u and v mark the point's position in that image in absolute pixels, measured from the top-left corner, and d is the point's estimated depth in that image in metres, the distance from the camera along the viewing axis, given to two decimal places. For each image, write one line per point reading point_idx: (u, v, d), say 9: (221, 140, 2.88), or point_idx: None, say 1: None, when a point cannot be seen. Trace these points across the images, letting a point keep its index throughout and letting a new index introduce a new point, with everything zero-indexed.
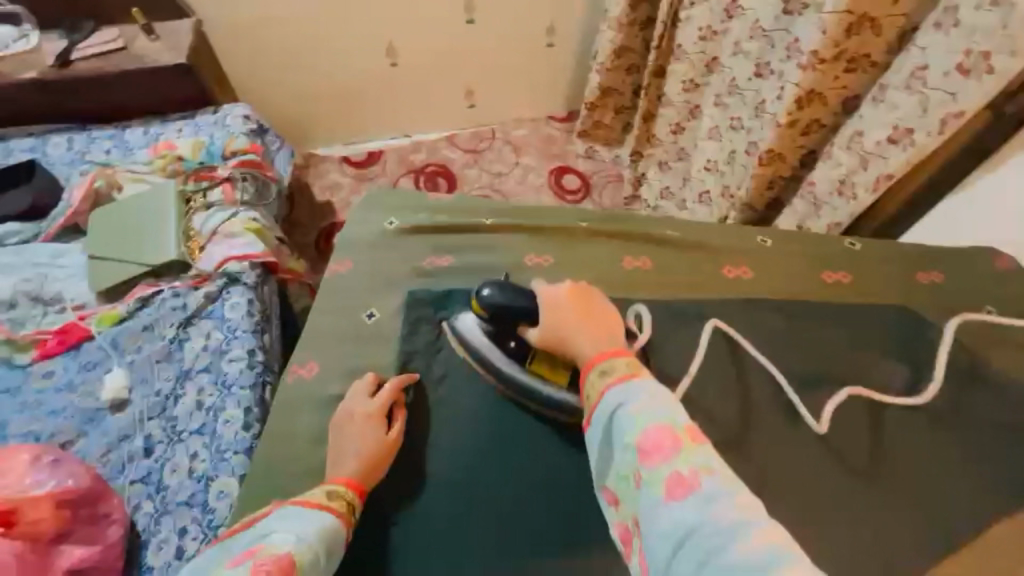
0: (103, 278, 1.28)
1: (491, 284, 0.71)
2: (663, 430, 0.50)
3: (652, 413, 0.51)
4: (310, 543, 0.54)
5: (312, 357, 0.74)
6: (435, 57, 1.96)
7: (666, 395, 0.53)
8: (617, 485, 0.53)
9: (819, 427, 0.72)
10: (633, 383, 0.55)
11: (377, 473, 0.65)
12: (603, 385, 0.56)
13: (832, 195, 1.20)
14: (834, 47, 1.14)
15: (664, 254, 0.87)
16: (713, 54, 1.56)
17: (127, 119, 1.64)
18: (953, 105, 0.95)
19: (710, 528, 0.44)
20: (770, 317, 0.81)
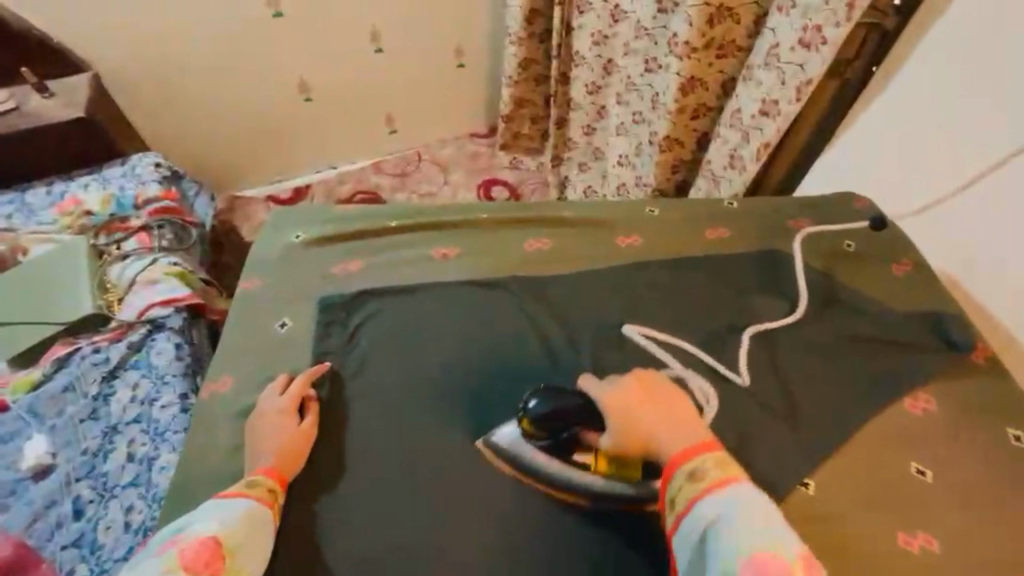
0: (12, 344, 1.22)
1: (536, 399, 0.68)
2: (778, 556, 0.52)
3: (755, 538, 0.53)
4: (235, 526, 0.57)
5: (227, 372, 0.75)
6: (349, 88, 2.00)
7: (767, 515, 0.55)
8: None
9: (744, 380, 0.76)
10: (726, 493, 0.57)
11: (297, 464, 0.67)
12: (693, 492, 0.58)
13: (727, 169, 1.31)
14: (701, 37, 1.27)
15: (566, 233, 0.93)
16: (607, 57, 1.68)
17: (25, 180, 1.57)
18: (803, 74, 1.08)
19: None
20: (659, 277, 0.87)
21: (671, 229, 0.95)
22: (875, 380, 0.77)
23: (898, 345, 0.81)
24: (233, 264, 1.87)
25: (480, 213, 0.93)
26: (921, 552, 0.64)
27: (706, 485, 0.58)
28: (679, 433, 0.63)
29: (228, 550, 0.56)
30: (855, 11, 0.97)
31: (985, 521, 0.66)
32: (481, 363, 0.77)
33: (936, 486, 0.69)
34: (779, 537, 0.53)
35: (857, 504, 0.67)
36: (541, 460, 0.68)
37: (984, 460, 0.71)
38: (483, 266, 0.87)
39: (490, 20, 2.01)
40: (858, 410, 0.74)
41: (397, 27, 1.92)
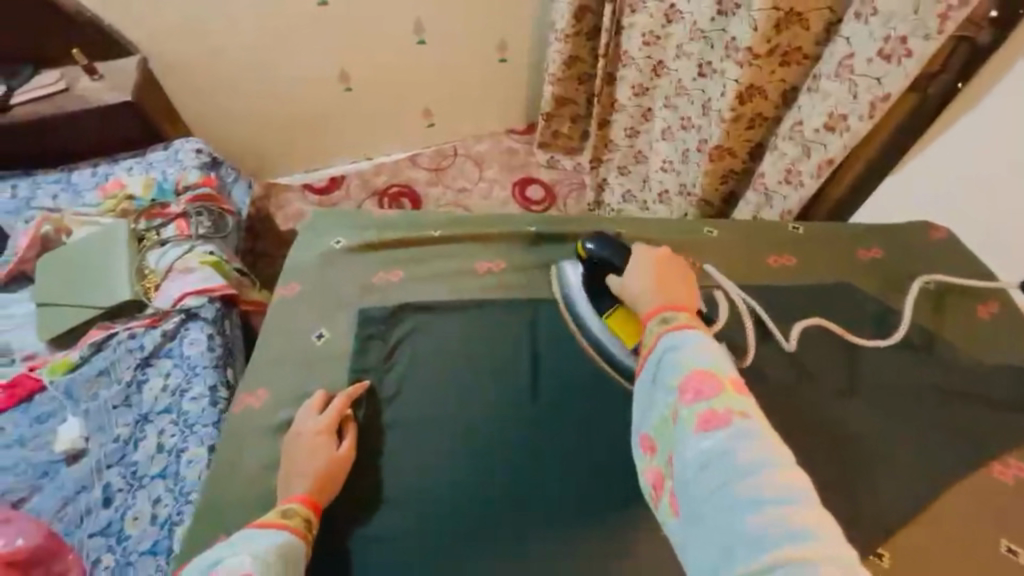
0: (54, 325, 1.24)
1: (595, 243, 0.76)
2: (706, 373, 0.54)
3: (698, 361, 0.56)
4: (266, 564, 0.53)
5: (259, 384, 0.73)
6: (389, 79, 1.97)
7: (709, 342, 0.57)
8: (649, 426, 0.58)
9: (790, 345, 0.80)
10: (681, 328, 0.59)
11: (331, 490, 0.64)
12: (655, 331, 0.61)
13: (782, 184, 1.22)
14: (766, 43, 1.19)
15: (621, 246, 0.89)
16: (659, 58, 1.61)
17: (73, 161, 1.59)
18: (879, 89, 0.99)
19: (738, 462, 0.49)
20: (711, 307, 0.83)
21: (730, 254, 0.90)
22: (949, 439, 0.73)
23: (966, 395, 0.77)
24: (268, 251, 1.88)
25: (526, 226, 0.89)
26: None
27: (670, 326, 0.60)
28: (674, 300, 0.64)
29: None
30: (948, 23, 0.88)
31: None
32: (524, 390, 0.74)
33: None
34: (714, 360, 0.56)
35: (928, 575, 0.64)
36: (576, 311, 0.78)
37: None
38: (526, 283, 0.83)
39: (536, 14, 1.95)
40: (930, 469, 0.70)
41: (441, 20, 1.88)
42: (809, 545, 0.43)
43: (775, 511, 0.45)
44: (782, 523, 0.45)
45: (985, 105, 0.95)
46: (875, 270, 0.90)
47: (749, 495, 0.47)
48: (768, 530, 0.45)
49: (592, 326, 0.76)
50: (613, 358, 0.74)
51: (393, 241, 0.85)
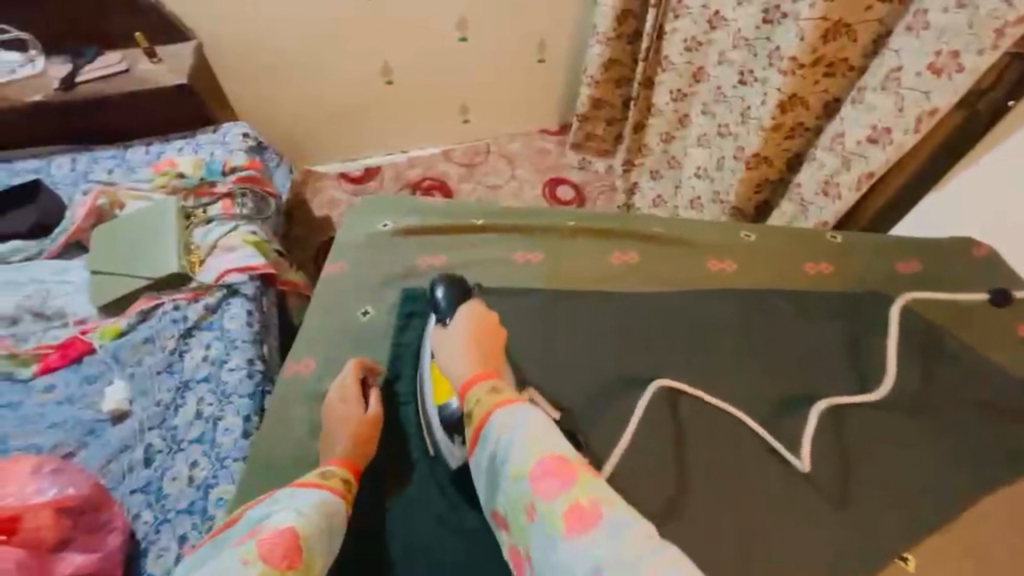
0: (105, 293, 1.31)
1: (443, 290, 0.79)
2: (555, 457, 0.58)
3: (545, 446, 0.59)
4: (310, 518, 0.58)
5: (309, 356, 0.80)
6: (428, 74, 2.01)
7: (543, 424, 0.62)
8: (508, 515, 0.60)
9: (804, 465, 0.75)
10: (513, 408, 0.63)
11: (362, 453, 0.71)
12: (489, 405, 0.65)
13: (819, 196, 1.22)
14: (812, 53, 1.19)
15: (551, 334, 0.83)
16: (699, 65, 1.61)
17: (128, 138, 1.67)
18: (927, 103, 0.99)
19: (600, 553, 0.50)
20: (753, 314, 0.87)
21: (763, 254, 0.96)
22: None
23: (986, 407, 0.81)
24: (303, 236, 1.94)
25: (563, 222, 0.95)
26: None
27: (498, 399, 0.65)
28: (481, 364, 0.70)
29: (303, 543, 0.55)
30: (1004, 39, 0.87)
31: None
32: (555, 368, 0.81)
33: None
34: (554, 444, 0.59)
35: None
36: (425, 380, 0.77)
37: None
38: (569, 276, 0.90)
39: (577, 16, 1.97)
40: None
41: (484, 18, 1.91)
42: None
43: None
44: None
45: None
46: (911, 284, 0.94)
47: None
48: None
49: (423, 376, 0.78)
50: (429, 417, 0.76)
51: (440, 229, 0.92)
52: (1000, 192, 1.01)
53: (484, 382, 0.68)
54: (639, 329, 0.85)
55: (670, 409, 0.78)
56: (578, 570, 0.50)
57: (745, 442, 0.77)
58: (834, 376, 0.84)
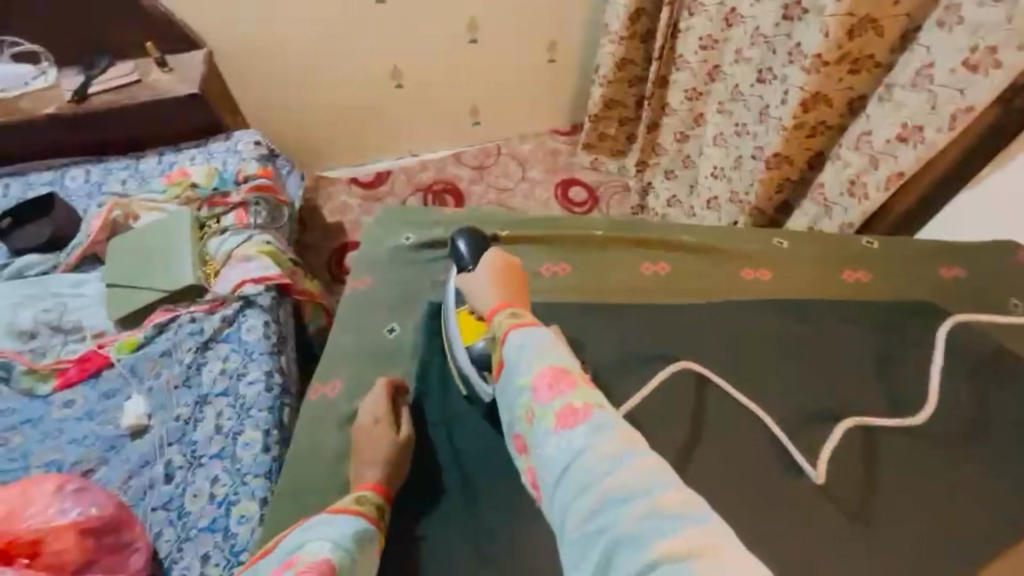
0: (121, 306, 1.30)
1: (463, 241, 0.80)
2: (563, 369, 0.58)
3: (551, 357, 0.60)
4: (345, 550, 0.57)
5: (335, 375, 0.80)
6: (438, 77, 1.99)
7: (556, 340, 0.62)
8: (513, 425, 0.61)
9: (818, 477, 0.72)
10: (530, 326, 0.64)
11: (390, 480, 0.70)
12: (506, 326, 0.65)
13: (843, 196, 1.19)
14: (837, 49, 1.15)
15: (579, 337, 0.83)
16: (715, 63, 1.58)
17: (140, 148, 1.66)
18: (962, 101, 0.95)
19: (599, 456, 0.51)
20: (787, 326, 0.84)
21: (794, 264, 0.94)
22: None
23: None
24: (315, 242, 1.93)
25: (591, 231, 0.94)
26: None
27: (515, 323, 0.65)
28: (506, 297, 0.70)
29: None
30: None
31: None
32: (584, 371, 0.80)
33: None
34: (566, 358, 0.60)
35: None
36: (452, 346, 0.79)
37: None
38: (598, 287, 0.89)
39: (587, 15, 1.94)
40: None
41: (494, 19, 1.89)
42: (687, 523, 0.45)
43: (642, 505, 0.47)
44: (654, 517, 0.46)
45: None
46: (949, 289, 0.92)
47: (613, 488, 0.49)
48: (638, 517, 0.46)
49: (449, 324, 0.80)
50: (459, 366, 0.77)
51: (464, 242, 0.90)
52: None
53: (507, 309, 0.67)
54: (669, 342, 0.83)
55: (708, 425, 0.76)
56: (571, 462, 0.52)
57: (785, 463, 0.74)
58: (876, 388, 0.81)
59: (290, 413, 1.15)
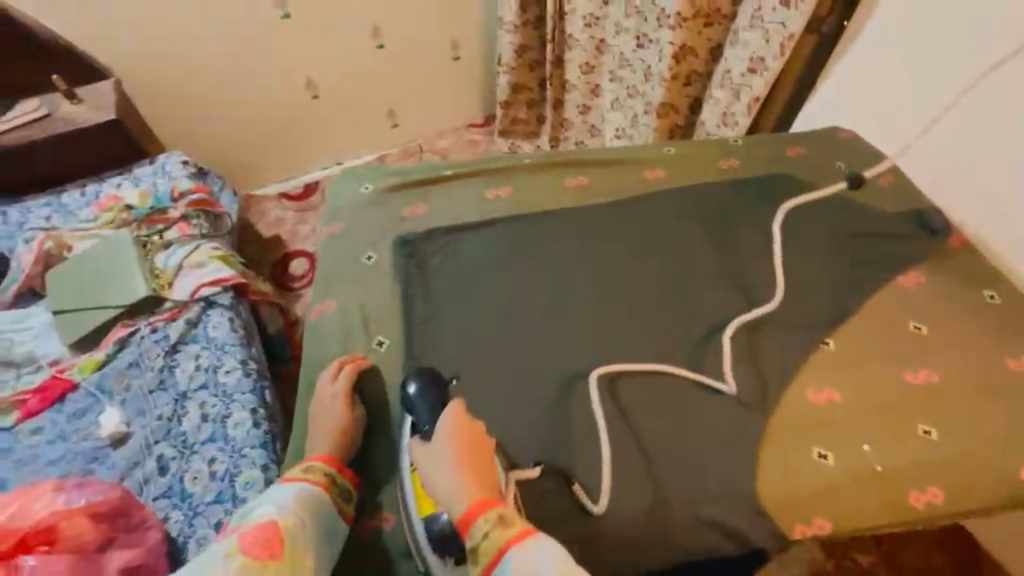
0: (75, 330, 1.30)
1: (412, 385, 0.72)
2: None
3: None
4: (290, 512, 0.67)
5: (328, 297, 0.86)
6: (352, 83, 2.09)
7: (571, 561, 0.57)
8: None
9: (732, 390, 0.75)
10: (538, 542, 0.59)
11: (340, 446, 0.74)
12: (500, 543, 0.59)
13: (720, 127, 1.44)
14: (691, 6, 1.40)
15: (528, 244, 0.89)
16: (600, 38, 1.82)
17: (59, 184, 1.64)
18: (784, 31, 1.22)
19: None
20: (702, 196, 0.96)
21: (694, 152, 1.04)
22: (881, 264, 0.87)
23: None
24: (257, 257, 1.95)
25: (520, 159, 1.01)
26: (923, 384, 0.75)
27: (508, 534, 0.59)
28: (472, 484, 0.63)
29: (283, 534, 0.66)
30: None
31: (969, 361, 0.77)
32: (541, 270, 0.87)
33: (931, 338, 0.79)
34: None
35: (866, 353, 0.78)
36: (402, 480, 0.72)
37: (988, 321, 0.81)
38: (531, 200, 0.96)
39: (482, 12, 2.13)
40: (872, 282, 0.86)
41: (397, 24, 2.04)
42: None
43: None
44: None
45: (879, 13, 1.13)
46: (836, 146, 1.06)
47: None
48: None
49: (404, 483, 0.72)
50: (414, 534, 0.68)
51: (422, 181, 0.98)
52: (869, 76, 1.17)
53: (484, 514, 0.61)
54: (599, 236, 0.91)
55: (649, 294, 0.85)
56: None
57: None
58: (789, 237, 0.91)
59: (273, 392, 1.22)
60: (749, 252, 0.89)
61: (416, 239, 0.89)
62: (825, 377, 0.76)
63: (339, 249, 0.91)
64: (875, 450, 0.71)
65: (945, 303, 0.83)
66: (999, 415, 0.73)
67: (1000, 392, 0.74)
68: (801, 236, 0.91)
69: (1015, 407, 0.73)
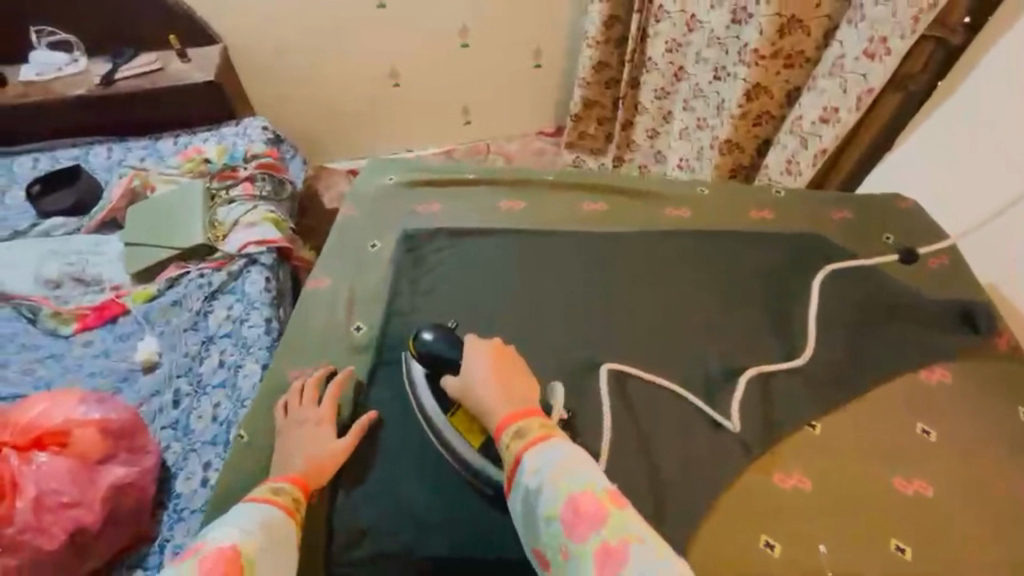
0: (137, 262, 1.45)
1: (430, 331, 0.77)
2: (591, 496, 0.58)
3: (576, 481, 0.59)
4: (256, 534, 0.59)
5: (325, 276, 0.90)
6: (432, 76, 2.17)
7: (581, 459, 0.61)
8: (543, 553, 0.59)
9: (735, 427, 0.73)
10: (546, 446, 0.62)
11: (311, 469, 0.71)
12: (520, 449, 0.63)
13: (783, 175, 1.37)
14: (771, 45, 1.33)
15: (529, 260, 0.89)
16: (679, 64, 1.76)
17: (158, 131, 1.82)
18: (866, 85, 1.12)
19: None
20: (725, 240, 0.92)
21: (732, 193, 0.99)
22: (907, 354, 0.80)
23: None
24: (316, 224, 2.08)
25: (542, 177, 1.00)
26: (913, 495, 0.68)
27: (529, 441, 0.63)
28: (513, 404, 0.67)
29: (246, 561, 0.56)
30: (920, 23, 1.01)
31: (975, 481, 0.70)
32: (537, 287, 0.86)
33: (939, 446, 0.72)
34: (589, 477, 0.59)
35: (856, 443, 0.72)
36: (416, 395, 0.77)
37: (1013, 442, 0.73)
38: (546, 217, 0.95)
39: (570, 24, 2.14)
40: (891, 371, 0.78)
41: (483, 25, 2.08)
42: None
43: None
44: None
45: (963, 90, 1.04)
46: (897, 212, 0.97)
47: None
48: None
49: (425, 401, 0.76)
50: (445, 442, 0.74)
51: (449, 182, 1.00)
52: (944, 153, 1.09)
53: (509, 429, 0.64)
54: (607, 264, 0.89)
55: (642, 333, 0.81)
56: None
57: None
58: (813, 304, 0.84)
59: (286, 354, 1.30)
60: (763, 312, 0.84)
61: (423, 233, 0.92)
62: (798, 460, 0.71)
63: (355, 232, 0.95)
64: (830, 550, 0.65)
65: (968, 411, 0.75)
66: (996, 549, 0.65)
67: (1004, 522, 0.67)
68: (824, 305, 0.84)
69: (1009, 540, 0.66)
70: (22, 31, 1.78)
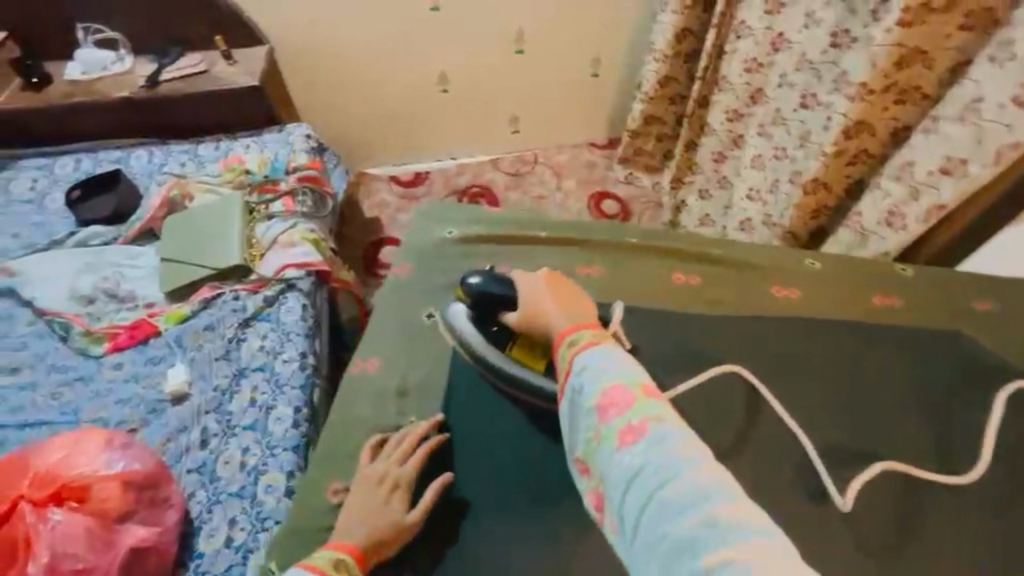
0: (171, 280, 1.37)
1: (474, 274, 0.87)
2: (624, 388, 0.54)
3: (615, 377, 0.56)
4: None
5: (375, 355, 0.92)
6: (483, 84, 2.04)
7: (622, 358, 0.57)
8: (577, 449, 0.56)
9: (846, 505, 0.71)
10: (588, 345, 0.59)
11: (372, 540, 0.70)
12: (567, 352, 0.60)
13: (881, 226, 1.20)
14: (884, 79, 1.16)
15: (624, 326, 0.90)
16: (758, 86, 1.57)
17: (199, 135, 1.75)
18: (1009, 136, 0.98)
19: (668, 482, 0.47)
20: (834, 329, 0.90)
21: (819, 276, 1.02)
22: None
23: None
24: (353, 235, 1.99)
25: (625, 239, 1.05)
26: None
27: (576, 344, 0.61)
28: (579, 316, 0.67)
29: None
30: None
31: None
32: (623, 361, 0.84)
33: None
34: (628, 372, 0.56)
35: None
36: (471, 342, 0.87)
37: None
38: (632, 292, 0.97)
39: (634, 33, 1.98)
40: None
41: (541, 31, 1.94)
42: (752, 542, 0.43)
43: (712, 528, 0.44)
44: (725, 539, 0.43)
45: None
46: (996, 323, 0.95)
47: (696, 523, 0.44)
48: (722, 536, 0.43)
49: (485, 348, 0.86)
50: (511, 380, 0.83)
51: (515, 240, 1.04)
52: None
53: (569, 336, 0.63)
54: (705, 339, 0.88)
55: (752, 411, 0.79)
56: (639, 488, 0.48)
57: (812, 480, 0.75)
58: (904, 408, 0.81)
59: (320, 394, 1.21)
60: None
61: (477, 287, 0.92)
62: None
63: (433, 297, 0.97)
64: None
65: None
66: None
67: None
68: None
69: None
70: (68, 27, 1.73)
